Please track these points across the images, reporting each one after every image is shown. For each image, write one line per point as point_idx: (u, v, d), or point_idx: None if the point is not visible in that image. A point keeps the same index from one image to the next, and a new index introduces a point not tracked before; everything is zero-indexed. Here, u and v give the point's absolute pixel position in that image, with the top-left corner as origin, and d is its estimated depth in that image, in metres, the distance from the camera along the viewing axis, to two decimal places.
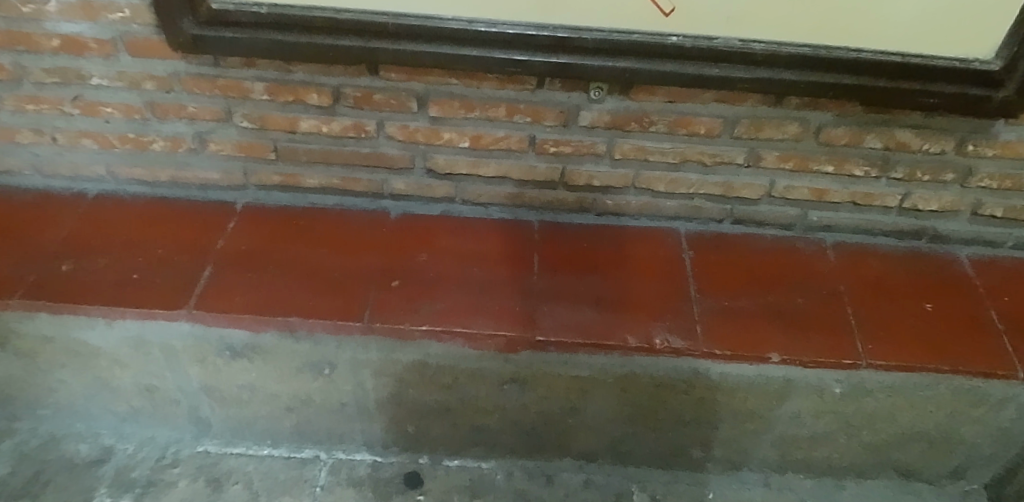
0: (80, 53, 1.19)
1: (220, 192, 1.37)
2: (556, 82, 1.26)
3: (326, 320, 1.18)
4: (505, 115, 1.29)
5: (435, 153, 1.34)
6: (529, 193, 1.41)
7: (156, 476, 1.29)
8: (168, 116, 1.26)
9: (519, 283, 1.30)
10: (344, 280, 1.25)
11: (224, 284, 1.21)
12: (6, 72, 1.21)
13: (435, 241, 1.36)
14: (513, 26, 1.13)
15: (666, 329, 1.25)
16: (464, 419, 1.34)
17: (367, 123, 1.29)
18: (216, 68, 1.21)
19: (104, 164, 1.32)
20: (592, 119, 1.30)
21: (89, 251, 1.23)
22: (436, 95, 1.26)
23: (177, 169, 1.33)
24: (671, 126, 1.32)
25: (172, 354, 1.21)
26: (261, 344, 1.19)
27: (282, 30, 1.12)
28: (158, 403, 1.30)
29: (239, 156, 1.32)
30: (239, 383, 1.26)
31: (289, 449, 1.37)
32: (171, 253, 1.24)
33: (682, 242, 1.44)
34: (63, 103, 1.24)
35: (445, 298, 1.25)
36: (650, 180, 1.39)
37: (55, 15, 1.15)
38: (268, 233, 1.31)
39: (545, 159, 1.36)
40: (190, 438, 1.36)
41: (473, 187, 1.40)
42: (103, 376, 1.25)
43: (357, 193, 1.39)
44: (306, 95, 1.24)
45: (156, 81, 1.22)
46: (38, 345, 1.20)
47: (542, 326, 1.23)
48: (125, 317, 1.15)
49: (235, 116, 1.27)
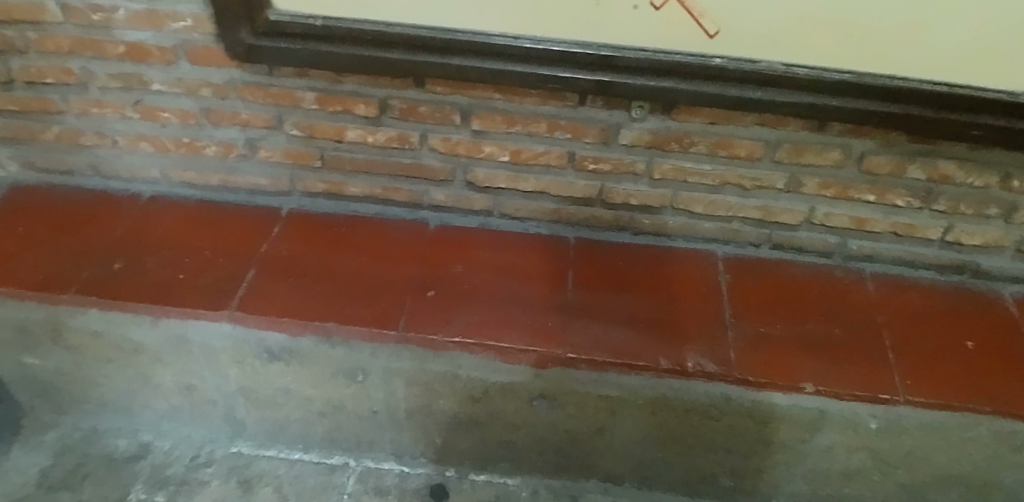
0: (143, 59, 1.21)
1: (266, 198, 1.39)
2: (597, 100, 1.27)
3: (362, 328, 1.19)
4: (546, 131, 1.30)
5: (475, 166, 1.36)
6: (566, 209, 1.42)
7: (189, 475, 1.31)
8: (222, 122, 1.28)
9: (553, 299, 1.30)
10: (381, 288, 1.27)
11: (264, 286, 1.23)
12: (74, 76, 1.24)
13: (472, 254, 1.37)
14: (557, 44, 1.15)
15: (698, 353, 1.25)
16: (493, 434, 1.34)
17: (412, 134, 1.31)
18: (270, 77, 1.23)
19: (159, 167, 1.35)
20: (632, 137, 1.31)
21: (140, 251, 1.26)
22: (479, 108, 1.28)
23: (227, 173, 1.35)
24: (711, 147, 1.32)
25: (213, 354, 1.23)
26: (298, 348, 1.21)
27: (334, 42, 1.15)
28: (195, 402, 1.32)
29: (286, 163, 1.34)
30: (275, 386, 1.28)
31: (319, 454, 1.39)
32: (217, 256, 1.27)
33: (719, 265, 1.43)
34: (125, 107, 1.27)
35: (479, 311, 1.26)
36: (688, 201, 1.39)
37: (122, 23, 1.17)
38: (309, 239, 1.33)
39: (584, 176, 1.37)
40: (225, 439, 1.38)
41: (511, 202, 1.41)
42: (147, 373, 1.28)
43: (397, 203, 1.41)
44: (354, 106, 1.27)
45: (212, 88, 1.24)
46: (85, 340, 1.22)
47: (574, 344, 1.23)
48: (171, 317, 1.18)
49: (285, 125, 1.29)
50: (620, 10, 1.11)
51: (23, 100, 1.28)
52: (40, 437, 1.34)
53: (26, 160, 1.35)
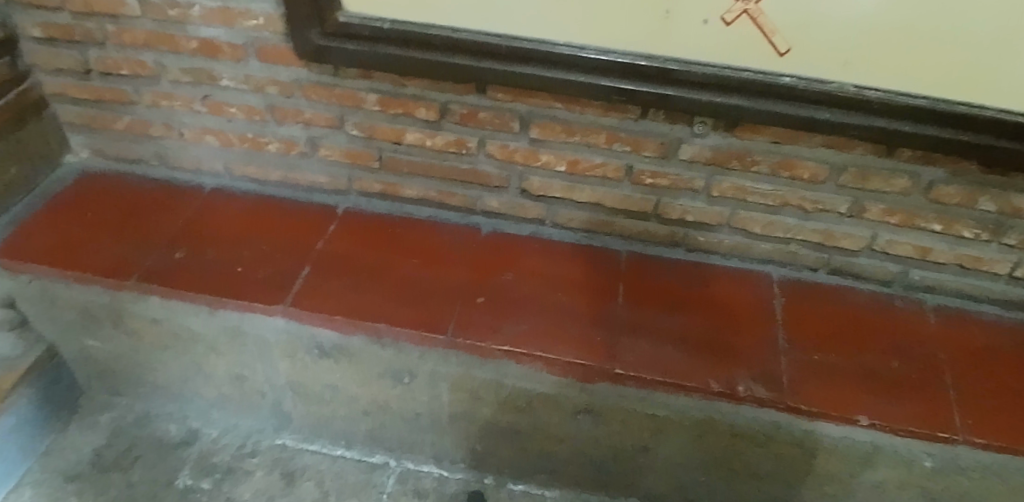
0: (215, 55, 1.23)
1: (324, 195, 1.41)
2: (659, 114, 1.25)
3: (411, 331, 1.19)
4: (605, 143, 1.28)
5: (531, 174, 1.35)
6: (620, 222, 1.40)
7: (235, 464, 1.34)
8: (286, 119, 1.30)
9: (603, 313, 1.28)
10: (432, 292, 1.27)
11: (317, 284, 1.24)
12: (148, 69, 1.27)
13: (523, 261, 1.36)
14: (623, 55, 1.13)
15: (749, 377, 1.22)
16: (534, 444, 1.33)
17: (470, 140, 1.31)
18: (335, 78, 1.24)
19: (222, 160, 1.37)
20: (693, 153, 1.29)
21: (201, 242, 1.28)
22: (539, 117, 1.27)
23: (287, 170, 1.37)
24: (774, 167, 1.29)
25: (266, 347, 1.25)
26: (348, 346, 1.22)
27: (400, 46, 1.15)
28: (245, 393, 1.35)
29: (345, 162, 1.35)
30: (323, 382, 1.29)
31: (361, 452, 1.40)
32: (273, 251, 1.29)
33: (774, 287, 1.40)
34: (194, 101, 1.30)
35: (528, 320, 1.25)
36: (746, 220, 1.36)
37: (196, 19, 1.19)
38: (363, 239, 1.34)
39: (640, 189, 1.35)
40: (270, 431, 1.40)
41: (564, 211, 1.40)
42: (200, 361, 1.30)
43: (451, 207, 1.41)
44: (414, 109, 1.27)
45: (278, 86, 1.26)
46: (145, 326, 1.25)
47: (623, 360, 1.21)
48: (228, 308, 1.20)
49: (347, 125, 1.30)
50: (690, 24, 1.09)
51: (98, 90, 1.31)
52: (95, 417, 1.38)
53: (97, 147, 1.39)
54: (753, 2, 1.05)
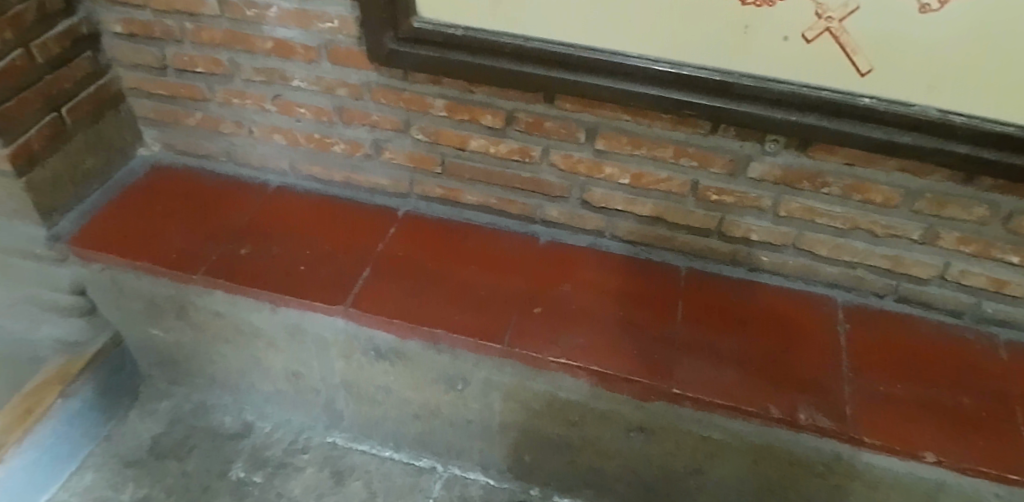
0: (289, 56, 1.24)
1: (385, 198, 1.41)
2: (730, 130, 1.21)
3: (468, 339, 1.18)
4: (671, 157, 1.25)
5: (593, 185, 1.32)
6: (681, 237, 1.36)
7: (287, 459, 1.36)
8: (353, 121, 1.31)
9: (662, 330, 1.25)
10: (489, 300, 1.25)
11: (376, 287, 1.24)
12: (223, 67, 1.29)
13: (581, 273, 1.34)
14: (698, 70, 1.09)
15: (811, 405, 1.17)
16: (584, 459, 1.32)
17: (534, 148, 1.29)
18: (404, 82, 1.24)
19: (288, 159, 1.39)
20: (762, 171, 1.25)
21: (265, 239, 1.30)
22: (606, 128, 1.24)
23: (351, 171, 1.38)
24: (846, 190, 1.24)
25: (324, 346, 1.26)
26: (405, 350, 1.22)
27: (470, 52, 1.14)
28: (299, 390, 1.36)
29: (408, 166, 1.36)
30: (376, 383, 1.30)
31: (409, 455, 1.41)
32: (335, 251, 1.29)
33: (838, 313, 1.35)
34: (265, 100, 1.32)
35: (585, 333, 1.23)
36: (812, 242, 1.32)
37: (273, 20, 1.21)
38: (422, 243, 1.34)
39: (704, 206, 1.32)
40: (321, 428, 1.42)
41: (625, 224, 1.37)
42: (259, 356, 1.32)
43: (510, 214, 1.40)
44: (481, 116, 1.26)
45: (348, 89, 1.26)
46: (209, 319, 1.28)
47: (681, 379, 1.18)
48: (290, 306, 1.21)
49: (413, 129, 1.30)
50: (768, 40, 1.05)
51: (173, 86, 1.34)
52: (155, 404, 1.41)
53: (168, 141, 1.42)
54: (837, 19, 1.00)
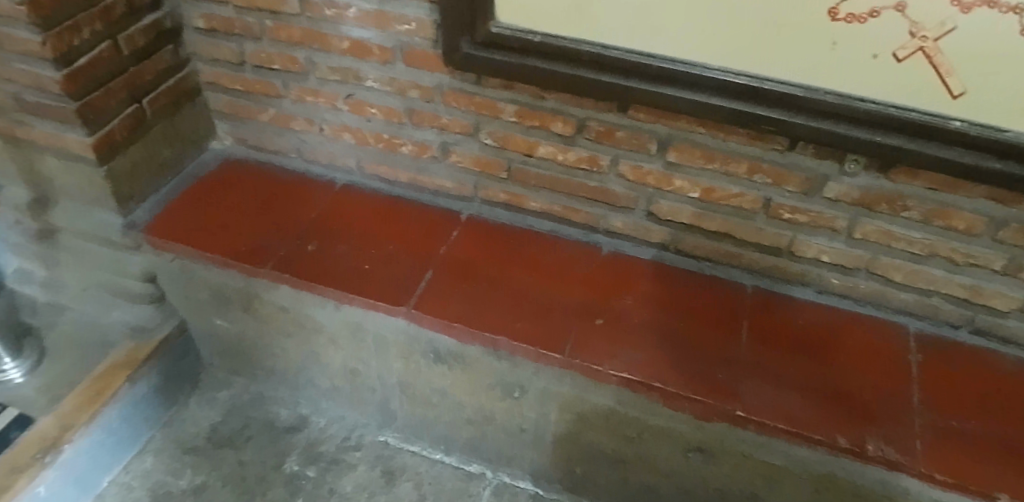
0: (364, 56, 1.25)
1: (448, 200, 1.41)
2: (809, 147, 1.16)
3: (529, 347, 1.17)
4: (745, 172, 1.22)
5: (661, 198, 1.29)
6: (748, 254, 1.33)
7: (340, 456, 1.37)
8: (423, 123, 1.31)
9: (726, 349, 1.22)
10: (550, 307, 1.24)
11: (438, 289, 1.24)
12: (299, 65, 1.30)
13: (644, 285, 1.31)
14: (780, 84, 1.05)
15: (880, 437, 1.12)
16: (637, 476, 1.29)
17: (603, 158, 1.27)
18: (477, 86, 1.24)
19: (355, 158, 1.40)
20: (839, 192, 1.20)
21: (332, 236, 1.31)
22: (679, 140, 1.21)
23: (416, 173, 1.39)
24: (927, 215, 1.18)
25: (384, 346, 1.27)
26: (464, 354, 1.22)
27: (545, 58, 1.13)
28: (355, 388, 1.37)
29: (474, 170, 1.35)
30: (432, 386, 1.30)
31: (459, 459, 1.41)
32: (398, 252, 1.30)
33: (910, 343, 1.28)
34: (337, 99, 1.33)
35: (647, 348, 1.20)
36: (887, 267, 1.26)
37: (351, 20, 1.21)
38: (484, 248, 1.33)
39: (776, 224, 1.28)
40: (374, 426, 1.43)
41: (691, 238, 1.34)
42: (318, 352, 1.34)
43: (573, 223, 1.38)
44: (551, 123, 1.24)
45: (420, 91, 1.27)
46: (273, 312, 1.30)
47: (745, 401, 1.14)
48: (354, 304, 1.22)
49: (481, 133, 1.30)
50: (857, 58, 1.00)
51: (249, 82, 1.36)
52: (214, 393, 1.44)
53: (240, 135, 1.45)
54: (933, 38, 0.95)
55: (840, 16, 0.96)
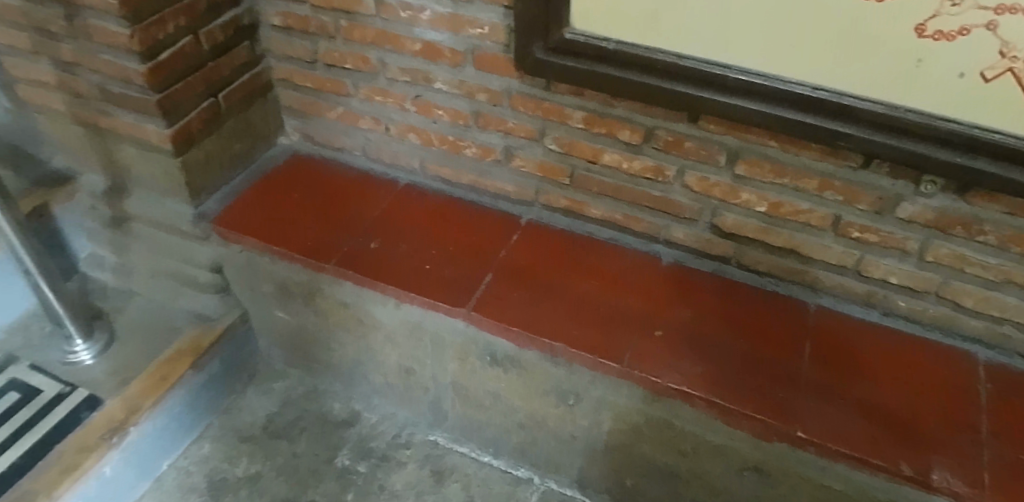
0: (435, 59, 1.26)
1: (509, 204, 1.41)
2: (884, 165, 1.12)
3: (587, 355, 1.16)
4: (815, 189, 1.18)
5: (725, 210, 1.27)
6: (812, 272, 1.28)
7: (390, 453, 1.41)
8: (489, 127, 1.32)
9: (787, 366, 1.18)
10: (608, 316, 1.23)
11: (497, 292, 1.24)
12: (370, 65, 1.32)
13: (703, 297, 1.28)
14: (860, 101, 1.02)
15: (946, 466, 1.06)
16: (688, 492, 1.27)
17: (668, 168, 1.25)
18: (545, 91, 1.24)
19: (419, 158, 1.42)
20: (913, 213, 1.14)
21: (394, 236, 1.33)
22: (749, 152, 1.19)
23: (478, 176, 1.39)
24: (1004, 240, 1.11)
25: (441, 346, 1.28)
26: (521, 359, 1.22)
27: (618, 66, 1.12)
28: (409, 386, 1.41)
29: (537, 175, 1.35)
30: (486, 388, 1.31)
31: (508, 463, 1.41)
32: (458, 253, 1.31)
33: (979, 371, 1.20)
34: (406, 100, 1.34)
35: (706, 363, 1.17)
36: (958, 292, 1.19)
37: (425, 23, 1.22)
38: (543, 253, 1.33)
39: (844, 242, 1.23)
40: (425, 425, 1.46)
41: (754, 253, 1.30)
42: (375, 348, 1.38)
43: (634, 232, 1.36)
44: (619, 131, 1.24)
45: (488, 94, 1.27)
46: (334, 308, 1.34)
47: (806, 421, 1.10)
48: (414, 303, 1.23)
49: (546, 138, 1.30)
50: (943, 76, 0.96)
51: (319, 79, 1.38)
52: (271, 384, 1.51)
53: (307, 131, 1.48)
54: None
55: (927, 34, 0.93)
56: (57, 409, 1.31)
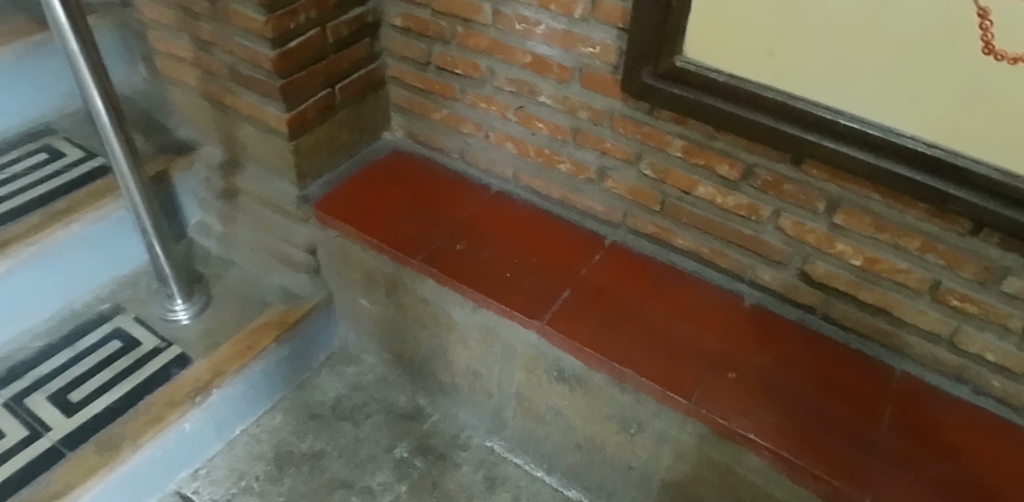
0: (543, 73, 1.28)
1: (595, 223, 1.41)
2: (995, 235, 1.05)
3: (654, 386, 1.14)
4: (916, 249, 1.11)
5: (817, 258, 1.22)
6: (902, 336, 1.21)
7: (448, 451, 1.43)
8: (586, 144, 1.33)
9: (864, 429, 1.11)
10: (683, 350, 1.20)
11: (573, 310, 1.24)
12: (479, 73, 1.36)
13: (784, 344, 1.24)
14: (976, 164, 0.96)
15: None
16: None
17: (763, 208, 1.22)
18: (648, 116, 1.24)
19: (514, 168, 1.44)
20: (1021, 288, 1.06)
21: (480, 240, 1.36)
22: (850, 203, 1.14)
23: (568, 191, 1.40)
24: None
25: (511, 354, 1.30)
26: (588, 379, 1.22)
27: (725, 100, 1.11)
28: (474, 389, 1.43)
29: (627, 198, 1.35)
30: (549, 403, 1.31)
31: (560, 481, 1.41)
32: (539, 266, 1.32)
33: None
34: (509, 109, 1.37)
35: (777, 412, 1.13)
36: None
37: (538, 37, 1.25)
38: (625, 276, 1.32)
39: (941, 309, 1.15)
40: (483, 430, 1.47)
41: (842, 307, 1.24)
42: (447, 347, 1.41)
43: (719, 268, 1.33)
44: (717, 164, 1.22)
45: (590, 113, 1.28)
46: (413, 302, 1.39)
47: (877, 490, 1.04)
48: (490, 309, 1.26)
49: (642, 163, 1.29)
50: None
51: (430, 81, 1.43)
52: (344, 367, 1.58)
53: (411, 130, 1.53)
54: None
55: None
56: (151, 362, 1.40)
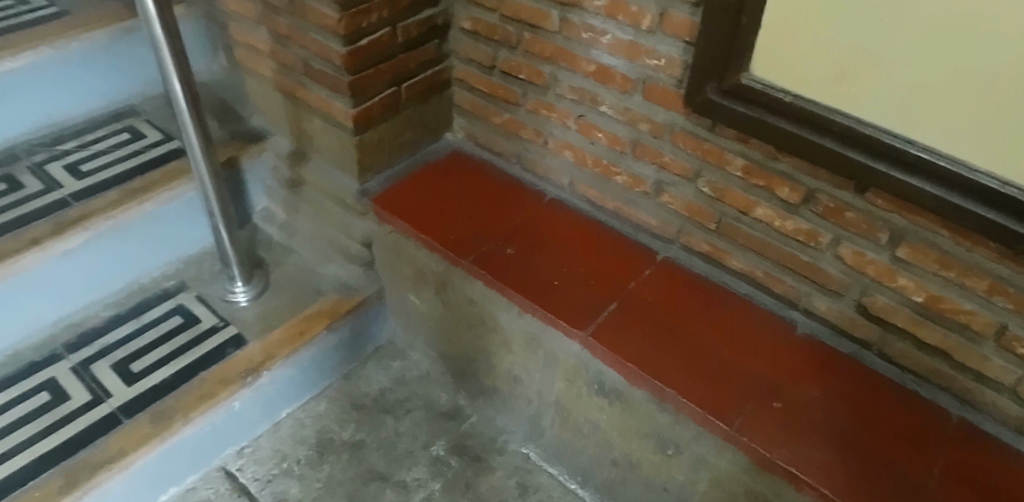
0: (606, 82, 1.27)
1: (648, 237, 1.39)
2: None
3: (694, 408, 1.12)
4: (984, 291, 1.05)
5: (877, 291, 1.17)
6: (962, 381, 1.14)
7: (484, 454, 1.44)
8: (645, 157, 1.31)
9: (914, 474, 1.06)
10: (727, 375, 1.17)
11: (618, 323, 1.23)
12: (543, 79, 1.36)
13: (835, 378, 1.19)
14: None
15: None
16: None
17: (823, 235, 1.18)
18: (709, 133, 1.21)
19: (570, 176, 1.44)
20: None
21: (530, 246, 1.36)
22: (915, 236, 1.09)
23: (623, 203, 1.39)
24: None
25: (553, 363, 1.30)
26: (628, 395, 1.21)
27: (790, 121, 1.07)
28: (514, 394, 1.43)
29: (683, 214, 1.32)
30: (587, 416, 1.30)
31: (593, 496, 1.39)
32: (587, 276, 1.31)
33: None
34: (569, 117, 1.37)
35: (821, 448, 1.08)
36: None
37: (603, 46, 1.24)
38: (674, 294, 1.30)
39: (1007, 356, 1.09)
40: (520, 437, 1.47)
41: (900, 344, 1.18)
42: (490, 350, 1.41)
43: (773, 293, 1.29)
44: (778, 186, 1.18)
45: (651, 125, 1.27)
46: (461, 302, 1.40)
47: None
48: (535, 315, 1.26)
49: (701, 180, 1.27)
50: None
51: (494, 85, 1.44)
52: (389, 361, 1.60)
53: (473, 132, 1.55)
54: None
55: None
56: (208, 340, 1.46)
